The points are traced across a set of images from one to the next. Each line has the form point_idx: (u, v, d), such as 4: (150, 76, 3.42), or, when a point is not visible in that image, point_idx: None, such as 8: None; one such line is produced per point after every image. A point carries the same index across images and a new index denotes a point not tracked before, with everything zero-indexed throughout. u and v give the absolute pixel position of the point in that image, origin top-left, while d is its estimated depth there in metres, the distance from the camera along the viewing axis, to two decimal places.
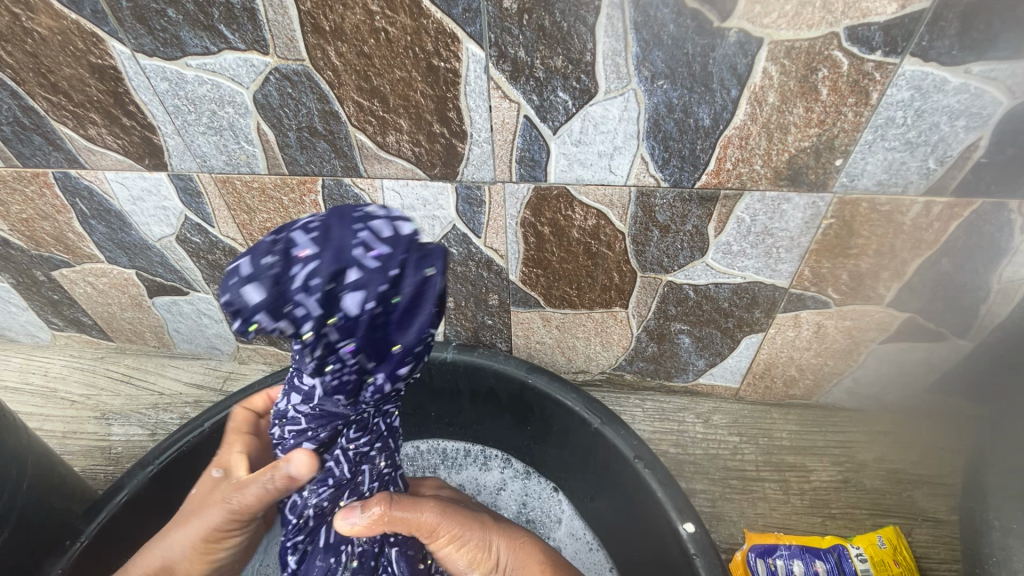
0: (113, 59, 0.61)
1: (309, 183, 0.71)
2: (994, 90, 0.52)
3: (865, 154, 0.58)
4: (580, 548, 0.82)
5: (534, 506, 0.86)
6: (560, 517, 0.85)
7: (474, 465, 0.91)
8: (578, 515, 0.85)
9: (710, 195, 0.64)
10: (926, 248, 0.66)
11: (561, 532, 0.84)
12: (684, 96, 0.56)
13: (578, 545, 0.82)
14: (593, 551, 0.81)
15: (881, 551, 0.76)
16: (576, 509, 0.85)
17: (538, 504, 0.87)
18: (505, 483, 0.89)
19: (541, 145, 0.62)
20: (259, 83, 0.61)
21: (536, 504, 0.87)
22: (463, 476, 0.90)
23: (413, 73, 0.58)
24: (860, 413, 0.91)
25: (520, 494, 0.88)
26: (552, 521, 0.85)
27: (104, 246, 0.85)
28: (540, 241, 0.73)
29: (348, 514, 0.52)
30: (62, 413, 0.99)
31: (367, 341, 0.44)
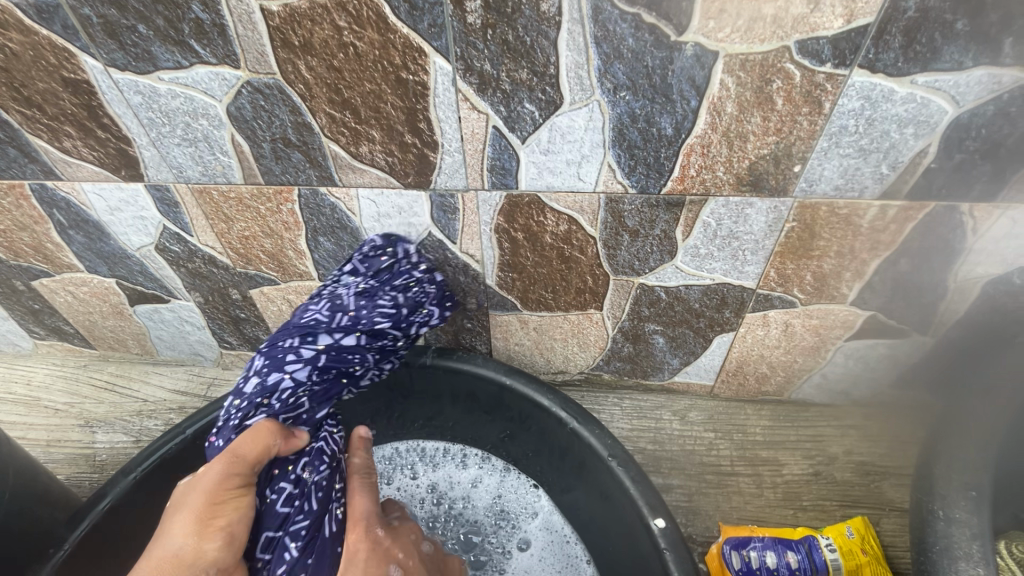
0: (86, 73, 0.62)
1: (285, 192, 0.72)
2: (940, 100, 0.55)
3: (822, 161, 0.61)
4: (552, 538, 0.85)
5: (511, 501, 0.89)
6: (537, 509, 0.88)
7: (450, 462, 0.93)
8: (556, 509, 0.87)
9: (677, 200, 0.66)
10: (883, 249, 0.69)
11: (535, 525, 0.86)
12: (646, 106, 0.58)
13: (552, 538, 0.85)
14: (570, 543, 0.84)
15: (849, 541, 0.78)
16: (553, 503, 0.87)
17: (514, 499, 0.89)
18: (480, 478, 0.91)
19: (511, 154, 0.64)
20: (232, 96, 0.62)
21: (512, 497, 0.89)
22: (440, 473, 0.92)
23: (382, 86, 0.59)
24: (831, 407, 0.94)
25: (495, 488, 0.90)
26: (526, 515, 0.87)
27: (83, 255, 0.86)
28: (515, 246, 0.75)
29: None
30: (46, 422, 0.99)
31: (440, 288, 0.78)
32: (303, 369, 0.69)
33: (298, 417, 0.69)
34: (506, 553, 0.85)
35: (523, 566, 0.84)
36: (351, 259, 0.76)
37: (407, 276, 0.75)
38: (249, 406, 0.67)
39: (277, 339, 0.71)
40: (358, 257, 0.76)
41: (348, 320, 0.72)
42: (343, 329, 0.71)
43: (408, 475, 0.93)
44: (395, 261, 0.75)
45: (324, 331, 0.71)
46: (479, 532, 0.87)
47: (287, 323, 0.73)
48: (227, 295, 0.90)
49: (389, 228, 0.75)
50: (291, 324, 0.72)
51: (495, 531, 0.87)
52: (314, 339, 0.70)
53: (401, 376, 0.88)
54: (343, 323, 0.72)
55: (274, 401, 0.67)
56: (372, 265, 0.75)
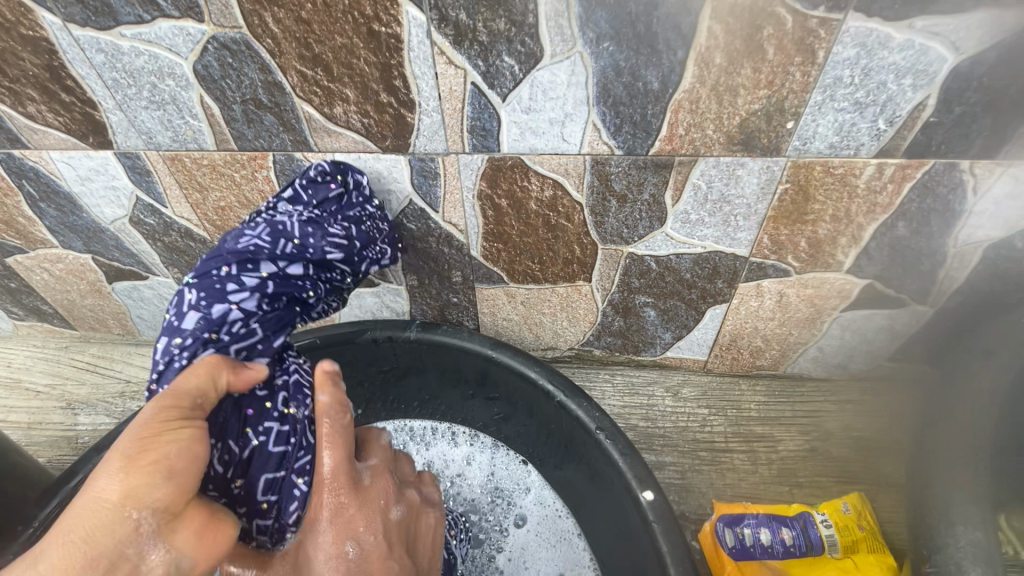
0: (45, 30, 0.59)
1: (259, 158, 0.69)
2: (939, 46, 0.52)
3: (815, 116, 0.58)
4: (546, 514, 0.82)
5: (504, 477, 0.86)
6: (529, 485, 0.85)
7: (442, 440, 0.90)
8: (548, 484, 0.84)
9: (666, 162, 0.64)
10: (880, 212, 0.66)
11: (528, 500, 0.84)
12: (630, 58, 0.55)
13: (546, 513, 0.82)
14: (562, 518, 0.81)
15: (845, 517, 0.76)
16: (545, 478, 0.84)
17: (506, 475, 0.86)
18: (472, 455, 0.88)
19: (491, 113, 0.61)
20: (198, 53, 0.59)
21: (504, 474, 0.86)
22: (433, 452, 0.89)
23: (354, 39, 0.56)
24: (828, 382, 0.91)
25: (487, 465, 0.87)
26: (519, 490, 0.84)
27: (57, 230, 0.83)
28: (499, 214, 0.72)
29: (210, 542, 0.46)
30: (27, 404, 0.97)
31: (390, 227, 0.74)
32: (251, 298, 0.58)
33: (254, 350, 0.57)
34: (503, 529, 0.82)
35: (519, 543, 0.81)
36: (293, 184, 0.67)
37: (360, 211, 0.69)
38: (195, 343, 0.54)
39: (209, 268, 0.59)
40: (290, 185, 0.68)
41: (293, 248, 0.64)
42: (292, 255, 0.64)
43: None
44: (345, 193, 0.68)
45: (267, 259, 0.62)
46: (477, 510, 0.84)
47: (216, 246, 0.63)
48: None
49: None
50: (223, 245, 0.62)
51: (489, 509, 0.84)
52: (254, 267, 0.60)
53: (385, 353, 0.86)
54: (296, 248, 0.64)
55: (224, 334, 0.56)
56: (314, 201, 0.67)
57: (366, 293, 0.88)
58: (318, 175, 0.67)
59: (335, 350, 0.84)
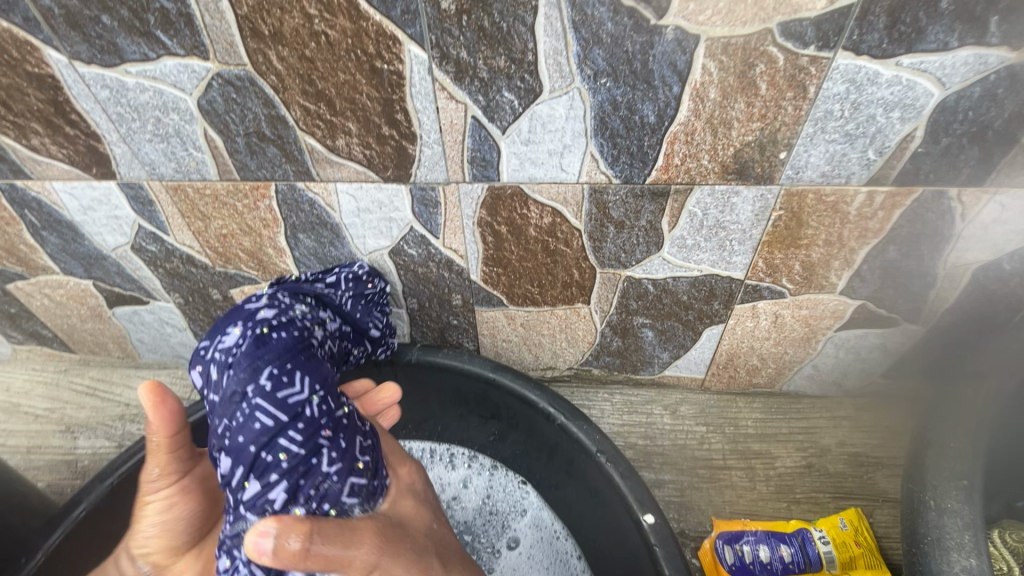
0: (50, 67, 0.60)
1: (262, 188, 0.70)
2: (926, 82, 0.54)
3: (807, 147, 0.59)
4: (541, 537, 0.83)
5: (500, 500, 0.87)
6: (525, 507, 0.86)
7: (439, 463, 0.90)
8: (545, 506, 0.85)
9: (662, 190, 0.65)
10: (872, 237, 0.68)
11: (523, 523, 0.84)
12: (627, 93, 0.57)
13: (541, 536, 0.83)
14: (559, 539, 0.82)
15: (842, 533, 0.77)
16: (542, 500, 0.86)
17: (503, 498, 0.87)
18: (469, 477, 0.89)
19: (491, 145, 0.63)
20: (202, 89, 0.60)
21: (500, 496, 0.87)
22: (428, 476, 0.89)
23: (357, 76, 0.58)
24: (823, 399, 0.93)
25: (484, 487, 0.88)
26: (515, 513, 0.85)
27: (58, 257, 0.84)
28: (498, 240, 0.73)
29: (263, 545, 0.39)
30: (26, 428, 0.97)
31: None
32: (334, 320, 0.74)
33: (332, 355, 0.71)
34: (496, 552, 0.82)
35: (511, 565, 0.81)
36: (338, 274, 0.77)
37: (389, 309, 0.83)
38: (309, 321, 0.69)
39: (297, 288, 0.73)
40: (320, 270, 0.78)
41: (348, 311, 0.77)
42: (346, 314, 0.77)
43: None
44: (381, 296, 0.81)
45: (333, 304, 0.75)
46: (470, 531, 0.84)
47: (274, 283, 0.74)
48: (207, 296, 0.88)
49: (369, 224, 0.73)
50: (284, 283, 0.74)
51: (483, 532, 0.84)
52: (328, 307, 0.75)
53: (388, 377, 0.87)
54: (347, 310, 0.77)
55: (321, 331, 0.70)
56: (347, 283, 0.76)
57: None
58: (342, 270, 0.77)
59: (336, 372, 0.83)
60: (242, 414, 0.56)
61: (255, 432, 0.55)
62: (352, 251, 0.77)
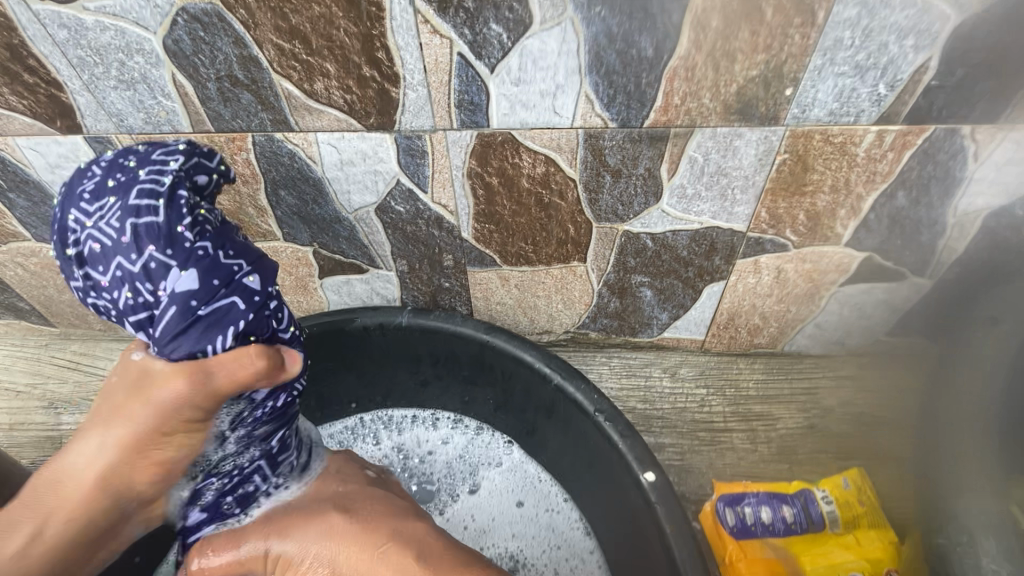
0: (1, 4, 0.56)
1: (238, 140, 0.66)
2: (942, 4, 0.50)
3: (815, 81, 0.56)
4: (513, 485, 0.85)
5: (478, 454, 0.88)
6: (501, 462, 0.87)
7: (420, 424, 0.91)
8: (528, 460, 0.86)
9: (661, 133, 0.61)
10: (880, 181, 0.65)
11: (497, 473, 0.86)
12: (624, 23, 0.53)
13: (517, 481, 0.85)
14: (543, 483, 0.84)
15: (846, 493, 0.76)
16: (526, 456, 0.86)
17: (482, 453, 0.88)
18: (451, 437, 0.89)
19: (479, 86, 0.59)
20: (167, 27, 0.56)
21: (479, 450, 0.88)
22: (406, 436, 0.91)
23: (333, 8, 0.54)
24: (826, 358, 0.90)
25: (464, 444, 0.89)
26: (490, 465, 0.87)
27: (29, 222, 0.80)
28: (489, 194, 0.70)
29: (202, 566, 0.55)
30: (7, 405, 0.94)
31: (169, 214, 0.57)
32: None
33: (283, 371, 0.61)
34: (457, 494, 0.85)
35: (472, 508, 0.84)
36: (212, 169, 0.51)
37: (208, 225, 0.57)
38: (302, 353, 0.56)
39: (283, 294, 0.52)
40: (152, 146, 0.50)
41: None
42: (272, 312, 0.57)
43: (371, 444, 0.90)
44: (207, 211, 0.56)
45: None
46: (432, 481, 0.86)
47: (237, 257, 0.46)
48: None
49: (353, 178, 0.69)
50: (257, 263, 0.47)
51: (451, 478, 0.86)
52: None
53: (377, 341, 0.84)
54: None
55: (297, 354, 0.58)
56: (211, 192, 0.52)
57: (355, 279, 0.85)
58: (214, 173, 0.51)
59: (326, 340, 0.81)
60: (234, 477, 0.54)
61: (241, 492, 0.56)
62: (336, 209, 0.74)
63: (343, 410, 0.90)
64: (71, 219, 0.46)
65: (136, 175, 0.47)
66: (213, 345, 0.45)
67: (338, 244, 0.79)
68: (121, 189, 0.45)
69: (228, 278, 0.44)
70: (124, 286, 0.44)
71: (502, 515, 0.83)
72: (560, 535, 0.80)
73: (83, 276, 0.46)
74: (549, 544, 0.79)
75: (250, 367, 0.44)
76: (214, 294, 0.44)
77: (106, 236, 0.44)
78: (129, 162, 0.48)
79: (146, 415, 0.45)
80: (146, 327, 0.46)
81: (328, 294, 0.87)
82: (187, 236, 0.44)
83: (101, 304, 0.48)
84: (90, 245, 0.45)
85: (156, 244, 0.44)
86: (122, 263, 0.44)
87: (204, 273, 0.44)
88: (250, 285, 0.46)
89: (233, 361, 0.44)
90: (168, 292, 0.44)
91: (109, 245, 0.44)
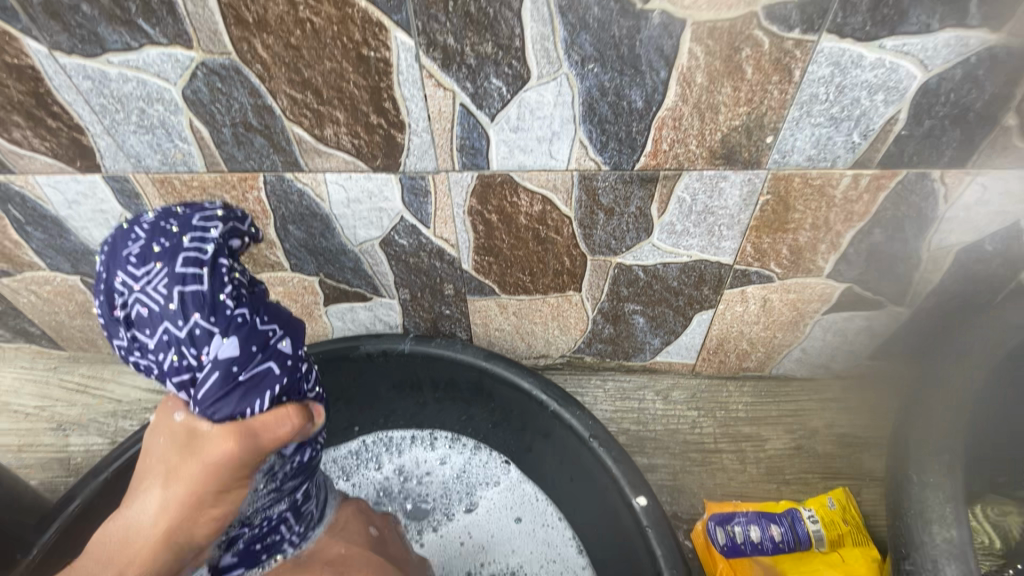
0: (30, 58, 0.59)
1: (250, 179, 0.70)
2: (908, 64, 0.54)
3: (793, 131, 0.60)
4: (509, 502, 0.87)
5: (475, 474, 0.90)
6: (498, 480, 0.89)
7: (419, 445, 0.93)
8: (524, 478, 0.89)
9: (651, 176, 0.65)
10: (858, 220, 0.68)
11: (493, 492, 0.88)
12: (615, 79, 0.57)
13: (513, 499, 0.87)
14: (538, 501, 0.87)
15: (831, 512, 0.79)
16: (522, 475, 0.89)
17: (479, 472, 0.90)
18: (448, 457, 0.92)
19: (480, 132, 0.63)
20: (187, 78, 0.60)
21: (476, 469, 0.90)
22: (406, 457, 0.93)
23: (343, 63, 0.57)
24: (811, 381, 0.94)
25: (461, 463, 0.91)
26: (487, 484, 0.89)
27: (44, 253, 0.83)
28: (489, 229, 0.73)
29: None
30: (16, 427, 0.96)
31: None
32: None
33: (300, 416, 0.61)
34: (454, 514, 0.87)
35: (469, 528, 0.86)
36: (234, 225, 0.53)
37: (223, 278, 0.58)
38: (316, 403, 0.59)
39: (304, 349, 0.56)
40: (184, 207, 0.53)
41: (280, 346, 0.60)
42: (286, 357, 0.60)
43: (371, 467, 0.92)
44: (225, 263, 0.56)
45: None
46: (429, 500, 0.88)
47: (270, 323, 0.49)
48: None
49: (359, 214, 0.73)
50: (287, 327, 0.50)
51: (447, 499, 0.88)
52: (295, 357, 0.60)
53: (379, 367, 0.87)
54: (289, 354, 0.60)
55: None
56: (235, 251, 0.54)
57: (359, 307, 0.88)
58: (245, 236, 0.53)
59: (332, 366, 0.84)
60: (264, 525, 0.53)
61: (267, 541, 0.54)
62: (342, 242, 0.77)
63: (346, 434, 0.93)
64: (117, 282, 0.48)
65: (179, 240, 0.49)
66: (250, 408, 0.47)
67: (344, 274, 0.82)
68: (166, 255, 0.47)
69: (263, 343, 0.48)
70: (169, 350, 0.47)
71: (498, 533, 0.85)
72: (555, 549, 0.83)
73: (127, 337, 0.48)
74: (545, 558, 0.82)
75: (290, 425, 0.47)
76: (253, 359, 0.47)
77: (154, 304, 0.46)
78: (170, 227, 0.50)
79: (203, 468, 0.47)
80: (186, 388, 0.48)
81: (333, 320, 0.90)
82: (228, 304, 0.47)
83: (142, 363, 0.50)
84: (137, 309, 0.47)
85: (201, 312, 0.46)
86: (165, 329, 0.46)
87: (243, 339, 0.47)
88: (283, 350, 0.49)
89: (273, 425, 0.47)
90: (210, 358, 0.46)
91: (158, 312, 0.46)
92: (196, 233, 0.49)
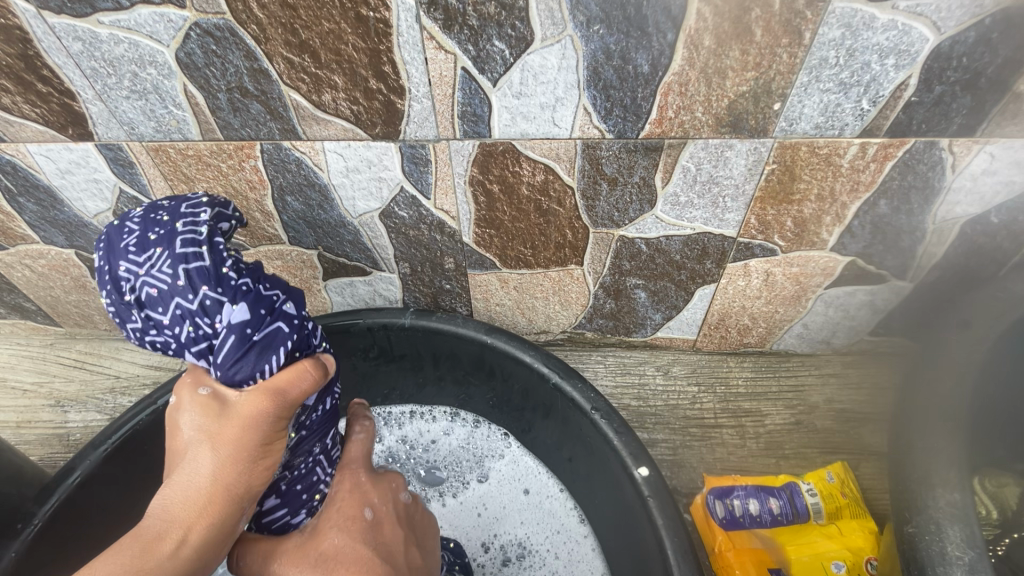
0: (18, 17, 0.57)
1: (247, 148, 0.68)
2: (921, 26, 0.53)
3: (802, 97, 0.59)
4: (518, 474, 0.88)
5: (479, 446, 0.91)
6: (503, 453, 0.90)
7: (421, 418, 0.94)
8: (525, 451, 0.89)
9: (655, 144, 0.64)
10: (863, 190, 0.68)
11: (499, 464, 0.89)
12: (621, 41, 0.56)
13: (518, 471, 0.88)
14: (539, 473, 0.87)
15: (830, 486, 0.80)
16: (524, 447, 0.89)
17: (483, 445, 0.91)
18: (451, 429, 0.93)
19: (482, 98, 0.61)
20: (180, 40, 0.58)
21: (481, 441, 0.91)
22: (408, 429, 0.93)
23: (341, 24, 0.56)
24: (812, 357, 0.94)
25: (465, 438, 0.92)
26: (493, 457, 0.90)
27: (38, 225, 0.82)
28: (490, 200, 0.72)
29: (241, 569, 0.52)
30: (14, 403, 0.96)
31: None
32: None
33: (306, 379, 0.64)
34: (466, 484, 0.88)
35: (479, 499, 0.87)
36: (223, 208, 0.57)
37: None
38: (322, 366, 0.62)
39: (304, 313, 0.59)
40: (172, 200, 0.55)
41: None
42: None
43: None
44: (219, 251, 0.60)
45: None
46: (439, 469, 0.89)
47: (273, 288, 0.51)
48: None
49: (358, 184, 0.71)
50: (288, 292, 0.53)
51: (457, 469, 0.89)
52: None
53: (379, 341, 0.86)
54: None
55: None
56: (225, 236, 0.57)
57: (358, 281, 0.87)
58: (232, 221, 0.56)
59: (332, 341, 0.84)
60: (303, 467, 0.55)
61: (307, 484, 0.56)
62: (341, 214, 0.76)
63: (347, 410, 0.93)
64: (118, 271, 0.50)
65: (173, 227, 0.51)
66: (269, 364, 0.49)
67: (343, 248, 0.81)
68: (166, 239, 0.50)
69: (270, 306, 0.50)
70: (183, 323, 0.49)
71: (510, 504, 0.86)
72: (558, 520, 0.83)
73: (139, 319, 0.50)
74: (550, 529, 0.83)
75: (311, 377, 0.50)
76: (262, 320, 0.50)
77: (161, 282, 0.49)
78: (162, 217, 0.53)
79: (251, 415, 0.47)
80: (205, 357, 0.50)
81: (331, 295, 0.90)
82: (231, 274, 0.49)
83: (158, 342, 0.51)
84: (145, 291, 0.49)
85: (208, 284, 0.48)
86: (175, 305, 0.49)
87: (250, 303, 0.49)
88: (288, 310, 0.51)
89: (294, 375, 0.49)
90: (222, 324, 0.48)
91: (165, 290, 0.48)
92: (190, 217, 0.52)
